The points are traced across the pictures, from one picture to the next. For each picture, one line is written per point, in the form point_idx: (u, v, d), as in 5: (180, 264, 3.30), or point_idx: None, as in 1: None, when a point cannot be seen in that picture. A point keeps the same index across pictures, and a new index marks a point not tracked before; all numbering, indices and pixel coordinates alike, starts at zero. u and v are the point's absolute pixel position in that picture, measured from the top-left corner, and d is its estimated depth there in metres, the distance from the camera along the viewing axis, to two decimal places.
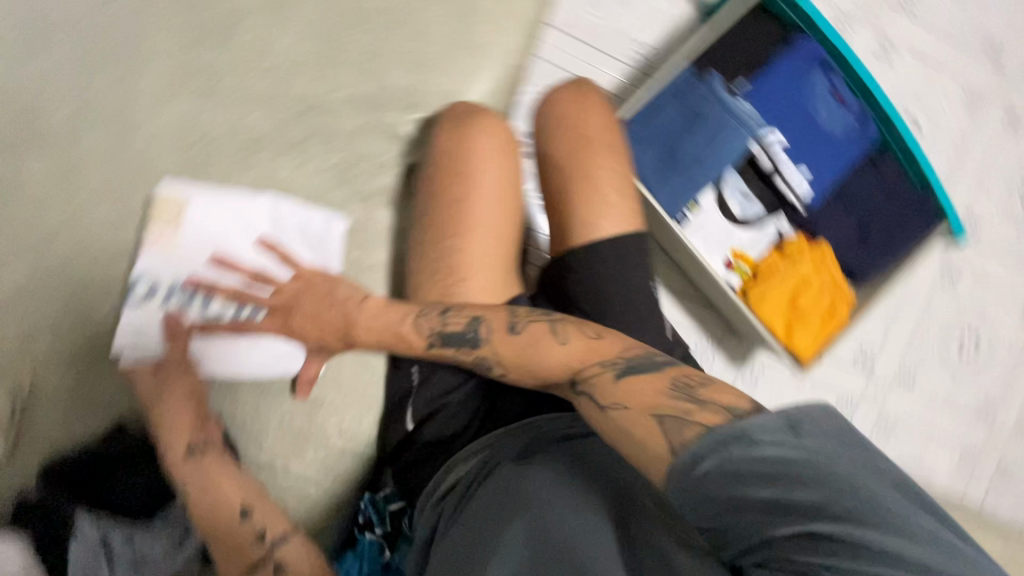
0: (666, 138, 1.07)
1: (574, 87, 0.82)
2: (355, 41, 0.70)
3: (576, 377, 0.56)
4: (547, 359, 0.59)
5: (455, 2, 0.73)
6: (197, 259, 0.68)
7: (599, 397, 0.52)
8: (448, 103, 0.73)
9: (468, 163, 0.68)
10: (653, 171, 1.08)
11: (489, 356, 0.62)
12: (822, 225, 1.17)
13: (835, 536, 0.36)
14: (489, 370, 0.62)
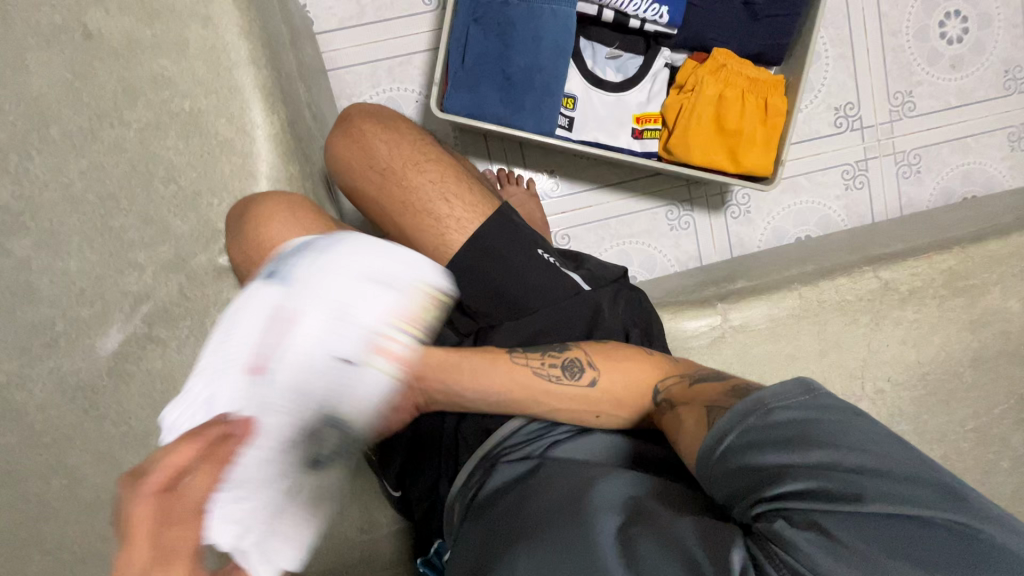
0: (492, 62, 0.97)
1: (339, 125, 0.81)
2: (130, 219, 0.68)
3: (658, 393, 0.65)
4: (636, 375, 0.66)
5: (183, 119, 0.68)
6: (359, 317, 0.57)
7: (675, 402, 0.61)
8: (230, 205, 0.69)
9: (277, 254, 0.65)
10: (500, 104, 0.98)
11: (578, 361, 0.67)
12: (706, 34, 1.04)
13: (818, 493, 0.43)
14: (572, 374, 0.65)
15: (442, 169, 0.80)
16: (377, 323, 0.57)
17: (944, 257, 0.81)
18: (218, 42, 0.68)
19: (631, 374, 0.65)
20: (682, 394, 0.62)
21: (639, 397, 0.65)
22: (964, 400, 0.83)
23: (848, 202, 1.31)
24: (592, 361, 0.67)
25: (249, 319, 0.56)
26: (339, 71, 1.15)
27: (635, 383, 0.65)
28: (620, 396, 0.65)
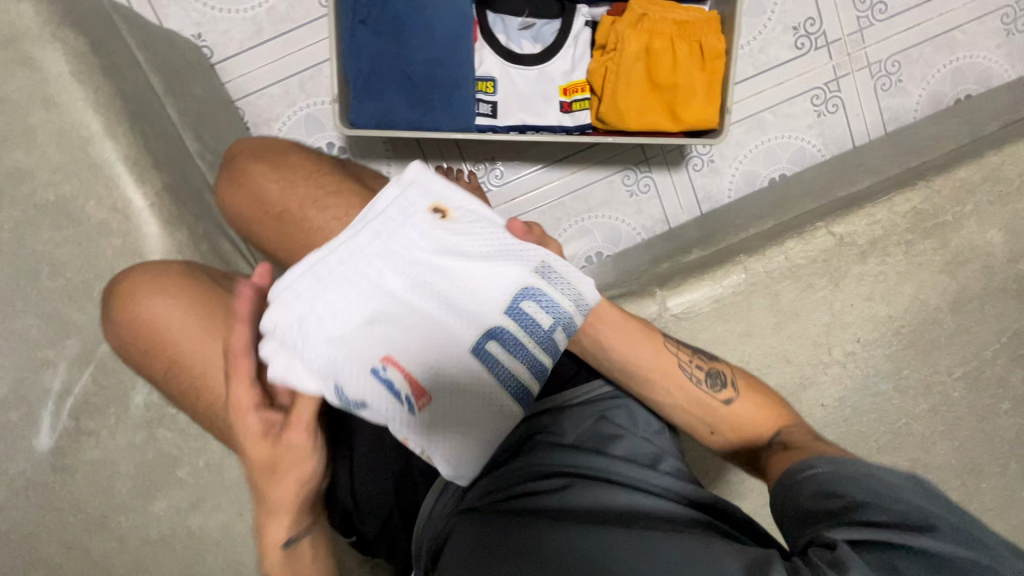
0: (389, 64, 0.89)
1: (225, 169, 0.71)
2: (32, 321, 0.67)
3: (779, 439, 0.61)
4: (757, 415, 0.63)
5: (57, 212, 0.66)
6: (484, 302, 0.59)
7: (792, 455, 0.57)
8: (114, 279, 0.66)
9: (163, 328, 0.62)
10: (407, 106, 0.90)
11: (726, 378, 0.64)
12: None
13: (898, 526, 0.46)
14: (717, 388, 0.63)
15: (350, 199, 0.67)
16: (472, 329, 0.59)
17: (906, 197, 0.72)
18: (73, 124, 0.65)
19: (756, 414, 0.63)
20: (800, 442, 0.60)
21: (753, 428, 0.63)
22: (949, 349, 0.76)
23: (824, 130, 1.18)
24: (744, 391, 0.64)
25: (470, 230, 0.62)
26: (251, 97, 1.10)
27: (751, 420, 0.63)
28: (743, 422, 0.63)
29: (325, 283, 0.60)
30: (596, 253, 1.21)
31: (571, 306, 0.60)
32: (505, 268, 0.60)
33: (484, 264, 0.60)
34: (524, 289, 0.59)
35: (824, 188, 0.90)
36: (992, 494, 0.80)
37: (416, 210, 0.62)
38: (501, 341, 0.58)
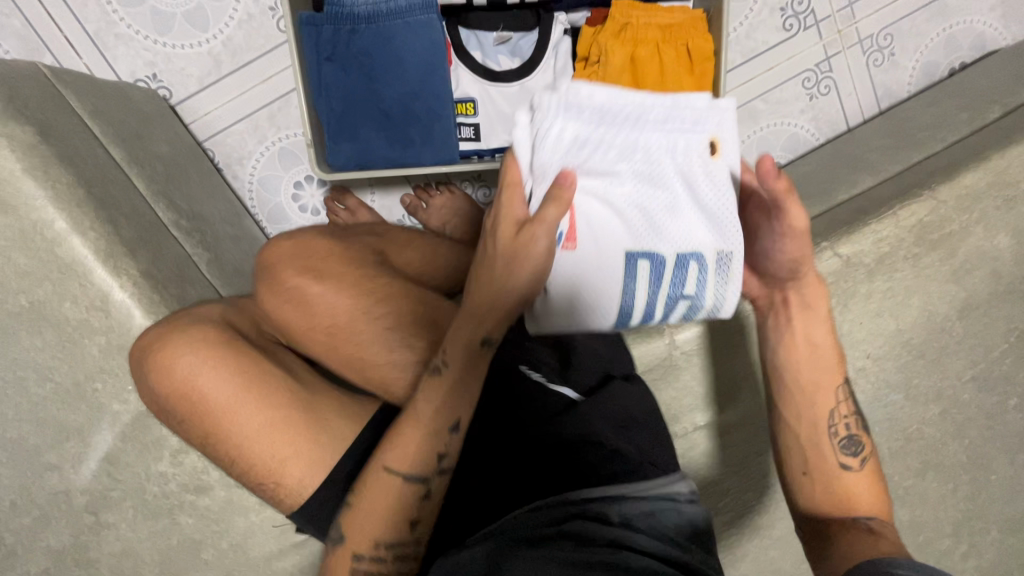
0: (362, 102, 0.84)
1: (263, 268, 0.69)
2: (29, 427, 0.65)
3: (860, 521, 0.59)
4: (854, 491, 0.61)
5: (38, 315, 0.63)
6: (660, 232, 0.63)
7: (855, 538, 0.57)
8: (135, 342, 0.64)
9: (196, 401, 0.61)
10: (387, 144, 0.86)
11: (862, 452, 0.63)
12: None
13: None
14: (848, 454, 0.63)
15: (396, 306, 0.66)
16: (642, 241, 0.63)
17: (911, 210, 0.70)
18: (39, 224, 0.62)
19: (864, 494, 0.61)
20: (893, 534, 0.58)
21: (853, 505, 0.61)
22: (958, 355, 0.76)
23: (817, 114, 1.14)
24: (871, 469, 0.63)
25: (709, 194, 0.61)
26: (219, 136, 1.04)
27: (858, 498, 0.61)
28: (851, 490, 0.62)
29: (598, 128, 0.59)
30: None
31: (711, 300, 0.65)
32: (702, 221, 0.62)
33: (697, 207, 0.63)
34: (696, 253, 0.63)
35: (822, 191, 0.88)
36: (1001, 484, 0.82)
37: (699, 145, 0.61)
38: (653, 267, 0.63)
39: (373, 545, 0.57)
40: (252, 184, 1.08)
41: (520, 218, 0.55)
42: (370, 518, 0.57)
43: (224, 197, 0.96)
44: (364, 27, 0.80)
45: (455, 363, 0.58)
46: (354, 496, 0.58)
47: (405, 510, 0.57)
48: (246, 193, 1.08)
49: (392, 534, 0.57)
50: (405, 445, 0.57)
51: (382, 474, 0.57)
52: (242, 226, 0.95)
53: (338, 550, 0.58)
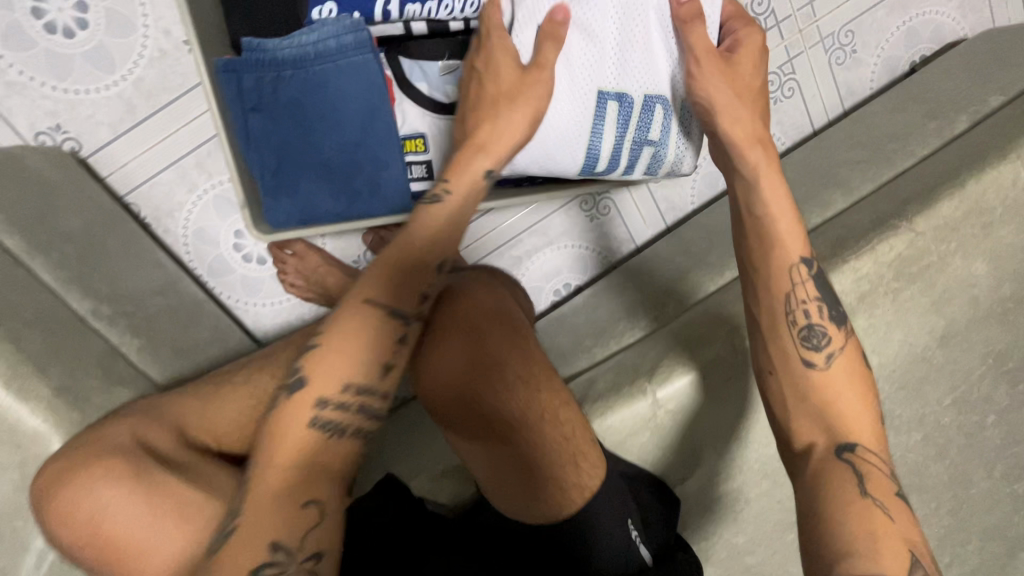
0: (297, 153, 0.75)
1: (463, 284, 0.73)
2: None
3: (844, 445, 0.61)
4: (842, 409, 0.62)
5: None
6: (632, 60, 0.68)
7: (868, 481, 0.59)
8: (43, 480, 0.59)
9: (106, 528, 0.60)
10: (329, 196, 0.78)
11: (831, 347, 0.64)
12: None
13: None
14: (812, 345, 0.64)
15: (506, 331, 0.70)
16: (616, 80, 0.68)
17: (889, 244, 0.67)
18: None
19: (858, 411, 0.62)
20: (880, 488, 0.58)
21: (845, 427, 0.62)
22: (940, 382, 0.74)
23: (781, 118, 1.11)
24: (846, 348, 0.64)
25: (667, 47, 0.68)
26: (143, 188, 0.94)
27: (847, 403, 0.63)
28: (835, 390, 0.63)
29: None
30: (565, 285, 1.12)
31: (673, 153, 0.73)
32: (667, 64, 0.69)
33: (666, 49, 0.68)
34: (661, 97, 0.69)
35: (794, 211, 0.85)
36: (982, 496, 0.83)
37: None
38: (626, 105, 0.68)
39: (273, 541, 0.54)
40: (187, 237, 0.98)
41: (516, 69, 0.65)
42: (287, 481, 0.56)
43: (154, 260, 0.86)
44: (290, 74, 0.71)
45: (381, 268, 0.62)
46: (292, 394, 0.58)
47: (295, 504, 0.56)
48: (181, 248, 0.98)
49: (296, 527, 0.55)
50: (348, 330, 0.59)
51: (360, 308, 0.60)
52: (177, 292, 0.85)
53: (231, 527, 0.56)
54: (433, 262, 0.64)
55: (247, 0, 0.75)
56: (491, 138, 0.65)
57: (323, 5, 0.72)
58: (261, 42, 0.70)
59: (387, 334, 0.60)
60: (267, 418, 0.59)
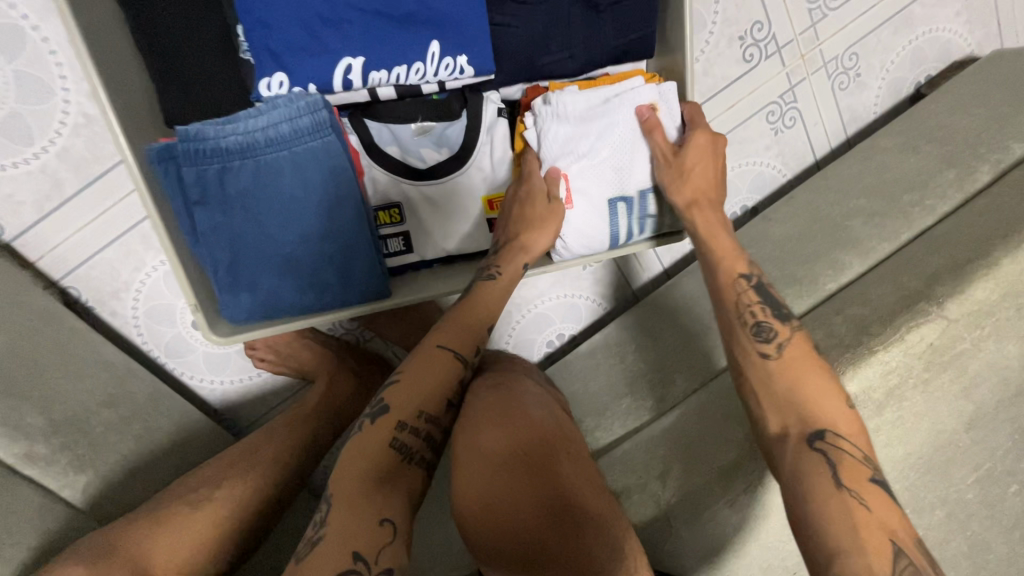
0: (254, 248, 0.66)
1: (524, 384, 0.70)
2: None
3: (822, 436, 0.56)
4: (813, 399, 0.58)
5: None
6: (630, 166, 0.72)
7: (843, 469, 0.53)
8: None
9: None
10: (296, 291, 0.69)
11: (779, 342, 0.62)
12: (537, 60, 0.69)
13: None
14: (763, 340, 0.62)
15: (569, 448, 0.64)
16: (619, 183, 0.72)
17: (919, 334, 0.62)
18: None
19: (824, 395, 0.58)
20: (853, 476, 0.53)
21: (813, 410, 0.58)
22: (966, 463, 0.70)
23: (783, 149, 1.04)
24: (792, 349, 0.61)
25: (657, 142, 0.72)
26: (81, 270, 0.83)
27: (807, 386, 0.59)
28: (798, 375, 0.60)
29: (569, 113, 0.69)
30: (559, 335, 1.07)
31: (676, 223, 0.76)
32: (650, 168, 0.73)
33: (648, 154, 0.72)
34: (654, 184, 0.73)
35: (809, 273, 0.79)
36: None
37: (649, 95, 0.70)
38: (629, 205, 0.72)
39: (354, 552, 0.50)
40: (138, 319, 0.88)
41: (545, 203, 0.69)
42: (370, 499, 0.54)
43: (102, 361, 0.75)
44: (237, 161, 0.61)
45: (451, 317, 0.67)
46: (377, 417, 0.60)
47: (376, 517, 0.53)
48: (133, 330, 0.88)
49: (370, 544, 0.51)
50: (427, 362, 0.63)
51: (435, 348, 0.64)
52: (129, 401, 0.75)
53: (321, 535, 0.52)
54: (496, 313, 0.68)
55: (186, 77, 0.64)
56: (536, 246, 0.70)
57: (273, 75, 0.63)
58: (200, 130, 0.59)
59: (455, 367, 0.64)
60: (353, 436, 0.59)
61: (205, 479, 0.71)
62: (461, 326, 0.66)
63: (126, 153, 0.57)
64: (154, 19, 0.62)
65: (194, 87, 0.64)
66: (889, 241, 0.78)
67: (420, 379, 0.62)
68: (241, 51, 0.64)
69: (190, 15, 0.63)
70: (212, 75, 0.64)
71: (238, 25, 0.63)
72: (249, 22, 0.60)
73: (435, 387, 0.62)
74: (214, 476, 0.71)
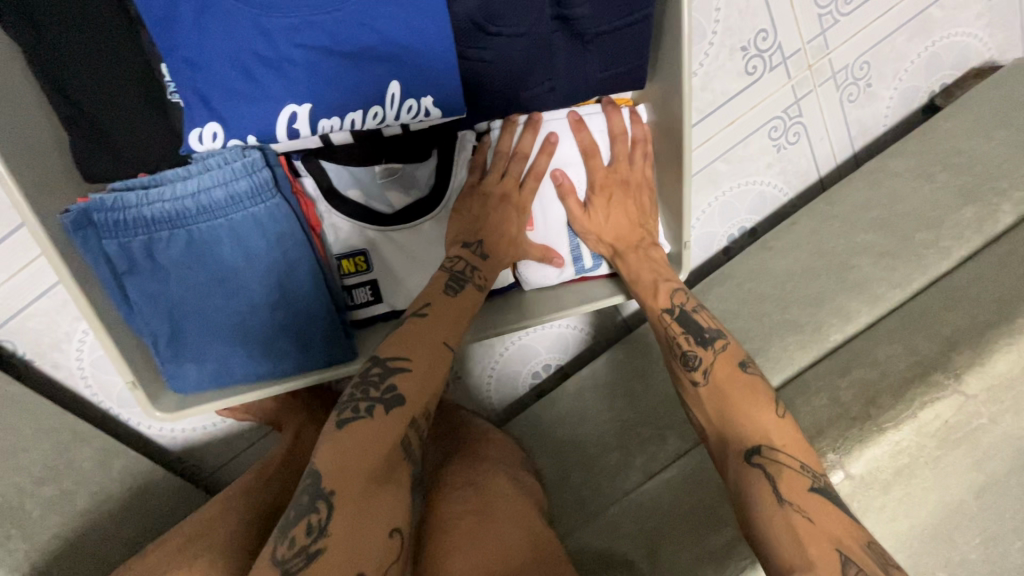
0: (196, 319, 0.58)
1: (497, 491, 0.62)
2: None
3: (759, 449, 0.52)
4: (752, 415, 0.55)
5: None
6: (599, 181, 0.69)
7: (779, 483, 0.50)
8: None
9: None
10: (248, 361, 0.62)
11: (702, 359, 0.60)
12: (517, 96, 0.61)
13: None
14: (689, 366, 0.61)
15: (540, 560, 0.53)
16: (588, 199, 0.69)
17: (934, 411, 0.57)
18: None
19: (753, 407, 0.55)
20: (793, 488, 0.49)
21: (745, 427, 0.55)
22: (972, 528, 0.66)
23: (786, 166, 0.96)
24: (715, 361, 0.59)
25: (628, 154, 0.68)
26: (14, 323, 0.75)
27: (737, 401, 0.56)
28: (721, 396, 0.57)
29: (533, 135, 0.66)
30: (545, 366, 1.01)
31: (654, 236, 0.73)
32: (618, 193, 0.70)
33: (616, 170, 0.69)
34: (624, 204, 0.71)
35: (812, 320, 0.74)
36: None
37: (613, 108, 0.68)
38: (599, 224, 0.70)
39: (359, 571, 0.43)
40: (83, 368, 0.80)
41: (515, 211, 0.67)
42: (375, 502, 0.47)
43: (42, 430, 0.68)
44: (167, 227, 0.53)
45: (442, 306, 0.59)
46: (386, 408, 0.51)
47: (386, 530, 0.46)
48: (82, 384, 0.81)
49: (379, 559, 0.45)
50: (428, 354, 0.55)
51: (438, 343, 0.57)
52: (73, 474, 0.68)
53: (321, 542, 0.43)
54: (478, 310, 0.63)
55: (107, 132, 0.55)
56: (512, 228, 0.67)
57: (204, 126, 0.53)
58: (118, 198, 0.51)
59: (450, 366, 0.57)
60: (357, 421, 0.49)
61: (152, 567, 0.60)
62: (461, 314, 0.60)
63: (33, 225, 0.50)
64: (61, 71, 0.52)
65: (119, 142, 0.55)
66: (900, 287, 0.72)
67: (422, 362, 0.55)
68: (169, 92, 0.55)
69: (101, 51, 0.53)
70: (138, 127, 0.56)
71: (162, 64, 0.54)
72: (172, 63, 0.51)
73: (434, 375, 0.55)
74: (163, 564, 0.60)
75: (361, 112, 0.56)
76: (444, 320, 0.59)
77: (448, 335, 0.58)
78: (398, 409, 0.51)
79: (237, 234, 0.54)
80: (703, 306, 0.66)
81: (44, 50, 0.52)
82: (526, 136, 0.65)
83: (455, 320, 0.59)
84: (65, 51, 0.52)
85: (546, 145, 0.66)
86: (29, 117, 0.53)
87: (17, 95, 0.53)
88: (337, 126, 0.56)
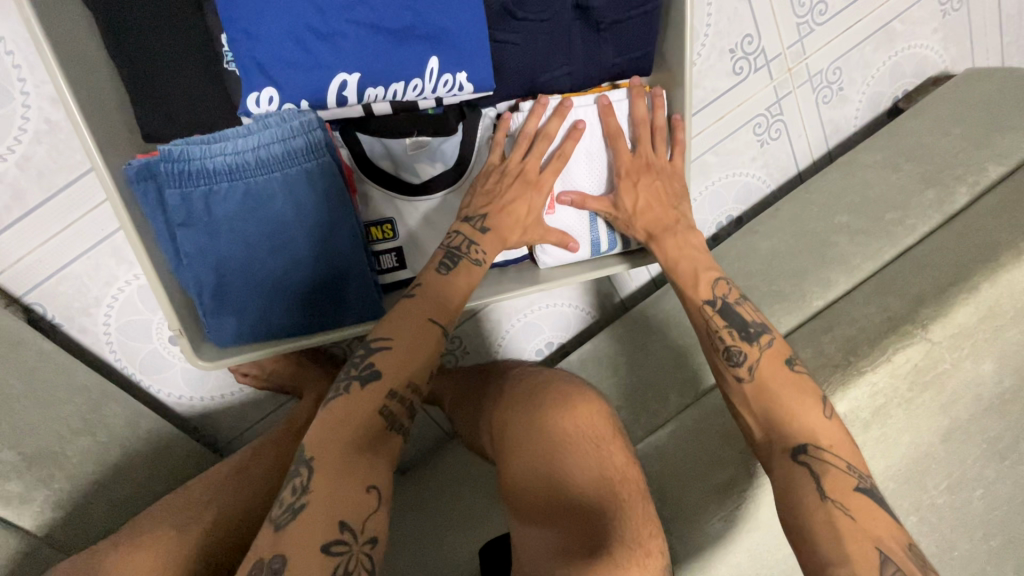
0: (241, 270, 0.63)
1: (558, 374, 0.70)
2: None
3: (806, 447, 0.58)
4: (801, 414, 0.60)
5: None
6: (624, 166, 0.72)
7: (826, 481, 0.55)
8: None
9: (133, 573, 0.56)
10: (284, 315, 0.66)
11: (746, 355, 0.65)
12: (539, 78, 0.68)
13: None
14: (733, 362, 0.65)
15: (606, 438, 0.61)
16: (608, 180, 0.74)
17: (906, 356, 0.65)
18: None
19: (803, 407, 0.60)
20: (837, 487, 0.54)
21: (794, 424, 0.59)
22: (940, 472, 0.73)
23: (768, 160, 1.05)
24: (764, 359, 0.64)
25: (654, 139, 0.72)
26: (47, 285, 0.77)
27: (785, 398, 0.61)
28: (767, 394, 0.62)
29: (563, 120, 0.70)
30: (548, 344, 1.07)
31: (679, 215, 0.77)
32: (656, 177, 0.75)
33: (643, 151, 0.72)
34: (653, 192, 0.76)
35: (796, 289, 0.81)
36: None
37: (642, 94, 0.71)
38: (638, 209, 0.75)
39: (340, 520, 0.48)
40: (110, 334, 0.83)
41: (528, 190, 0.70)
42: (352, 463, 0.51)
43: (76, 386, 0.71)
44: (224, 180, 0.59)
45: (430, 286, 0.63)
46: (363, 383, 0.55)
47: (362, 485, 0.50)
48: (107, 349, 0.84)
49: (357, 510, 0.49)
50: (413, 330, 0.59)
51: (423, 320, 0.60)
52: (106, 428, 0.71)
53: (303, 498, 0.48)
54: (474, 287, 0.66)
55: (166, 94, 0.60)
56: (522, 206, 0.69)
57: (262, 90, 0.60)
58: (185, 150, 0.57)
59: (435, 342, 0.60)
60: (336, 399, 0.54)
61: (193, 498, 0.65)
62: (444, 294, 0.63)
63: (104, 173, 0.54)
64: (130, 35, 0.57)
65: (178, 103, 0.60)
66: (872, 258, 0.80)
67: (401, 339, 0.58)
68: (225, 62, 0.60)
69: (166, 21, 0.58)
70: (196, 91, 0.61)
71: (222, 34, 0.59)
72: (233, 33, 0.56)
73: (415, 353, 0.58)
74: (204, 495, 0.65)
75: (405, 83, 0.63)
76: (423, 300, 0.62)
77: (427, 312, 0.61)
78: (375, 382, 0.55)
79: (266, 192, 0.60)
80: (745, 298, 0.70)
81: (116, 15, 0.57)
82: (552, 123, 0.68)
83: (438, 300, 0.62)
84: (138, 19, 0.57)
85: (572, 132, 0.70)
86: (97, 79, 0.58)
87: (88, 58, 0.57)
88: (383, 94, 0.64)
